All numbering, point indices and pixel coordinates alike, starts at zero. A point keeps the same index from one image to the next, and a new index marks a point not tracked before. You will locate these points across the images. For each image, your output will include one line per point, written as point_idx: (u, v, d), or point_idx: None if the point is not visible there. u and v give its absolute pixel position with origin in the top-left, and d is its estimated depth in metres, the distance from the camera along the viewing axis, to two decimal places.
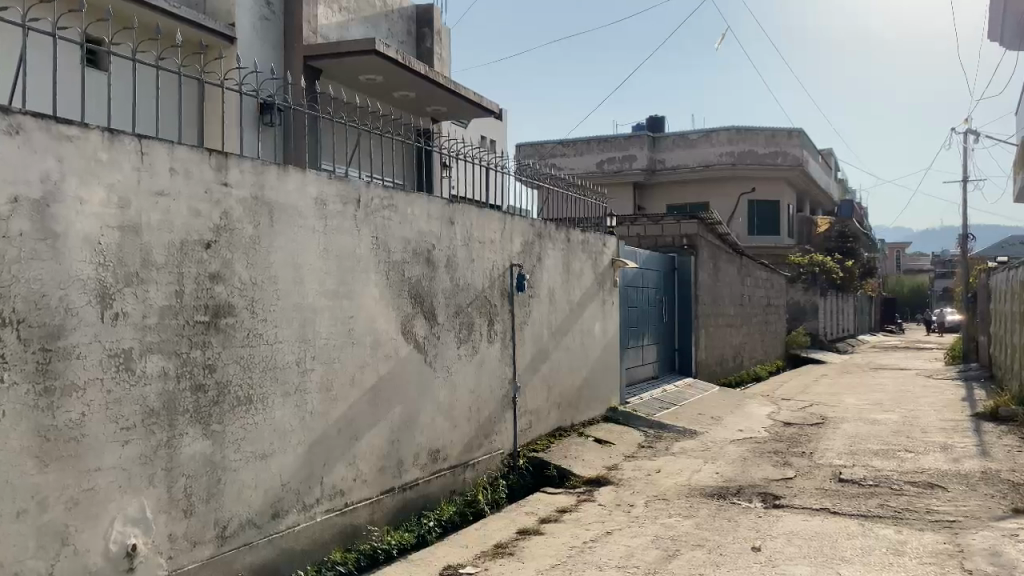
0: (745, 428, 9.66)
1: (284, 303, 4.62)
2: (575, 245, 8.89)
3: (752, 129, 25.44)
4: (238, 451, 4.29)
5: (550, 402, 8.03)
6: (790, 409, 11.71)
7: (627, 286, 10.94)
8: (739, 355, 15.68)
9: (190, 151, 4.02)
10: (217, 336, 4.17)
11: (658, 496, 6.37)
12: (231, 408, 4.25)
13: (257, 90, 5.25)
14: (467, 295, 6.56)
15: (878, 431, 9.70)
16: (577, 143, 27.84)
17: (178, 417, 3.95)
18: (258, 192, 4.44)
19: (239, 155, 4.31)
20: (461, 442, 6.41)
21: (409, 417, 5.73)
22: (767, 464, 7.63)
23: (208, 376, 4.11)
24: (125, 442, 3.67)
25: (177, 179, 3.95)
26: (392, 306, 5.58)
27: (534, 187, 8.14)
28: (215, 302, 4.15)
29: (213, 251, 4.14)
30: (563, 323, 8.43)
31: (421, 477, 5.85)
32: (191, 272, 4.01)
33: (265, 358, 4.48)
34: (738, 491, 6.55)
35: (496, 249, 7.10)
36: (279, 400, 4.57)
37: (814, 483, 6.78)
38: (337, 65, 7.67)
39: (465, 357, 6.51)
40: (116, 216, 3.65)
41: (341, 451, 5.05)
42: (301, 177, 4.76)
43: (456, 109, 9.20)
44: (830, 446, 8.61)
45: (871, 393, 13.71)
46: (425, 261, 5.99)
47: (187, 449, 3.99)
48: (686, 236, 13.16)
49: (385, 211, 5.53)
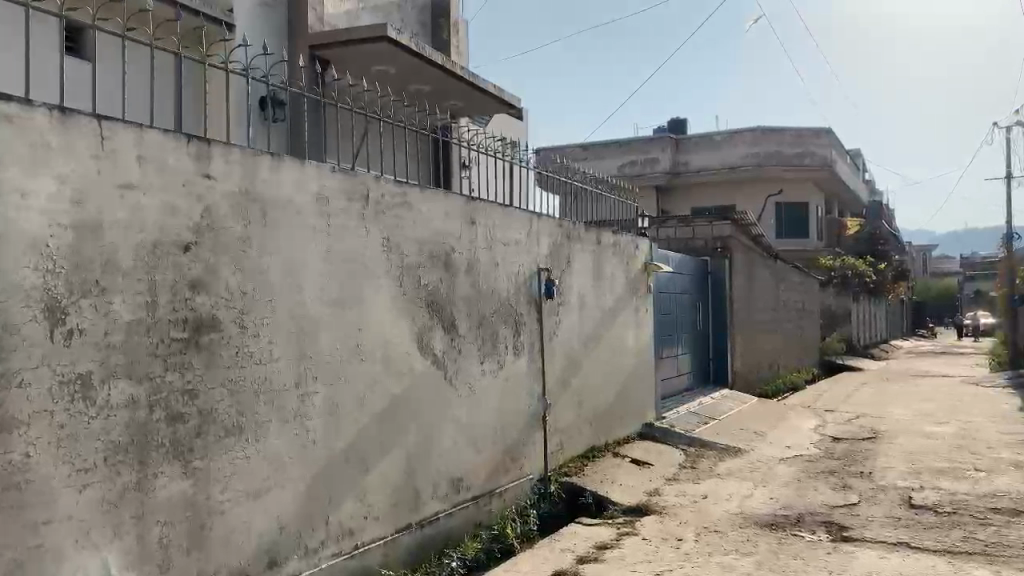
0: (793, 445, 8.91)
1: (280, 314, 3.97)
2: (606, 247, 8.21)
3: (779, 129, 24.61)
4: (226, 490, 3.64)
5: (582, 419, 7.34)
6: (836, 421, 10.93)
7: (660, 291, 10.26)
8: (774, 363, 14.92)
9: (162, 137, 3.37)
10: (199, 356, 3.52)
11: (708, 528, 5.67)
12: (218, 440, 3.60)
13: (267, 74, 4.48)
14: (489, 302, 5.89)
15: (937, 445, 8.91)
16: (598, 147, 27.17)
17: (151, 452, 3.29)
18: (248, 186, 3.78)
19: (225, 144, 3.67)
20: (486, 468, 5.73)
21: (426, 443, 5.07)
22: (823, 486, 6.89)
23: (187, 403, 3.46)
24: (82, 487, 3.02)
25: (148, 169, 3.30)
26: (406, 317, 4.92)
27: (560, 186, 7.48)
28: (196, 315, 3.51)
29: (194, 254, 3.50)
30: (594, 331, 7.75)
31: (443, 510, 5.20)
32: (165, 280, 3.37)
33: (258, 379, 3.83)
34: (799, 520, 5.83)
35: (522, 250, 6.43)
36: (276, 428, 3.93)
37: (883, 509, 6.05)
38: (347, 55, 7.07)
39: (489, 372, 5.84)
40: (70, 213, 3.00)
41: (350, 484, 4.40)
42: (298, 170, 4.11)
43: (476, 103, 8.58)
44: (889, 464, 7.84)
45: (919, 403, 12.89)
46: (443, 265, 5.33)
47: (165, 492, 3.34)
48: (719, 238, 12.48)
49: (397, 209, 4.88)
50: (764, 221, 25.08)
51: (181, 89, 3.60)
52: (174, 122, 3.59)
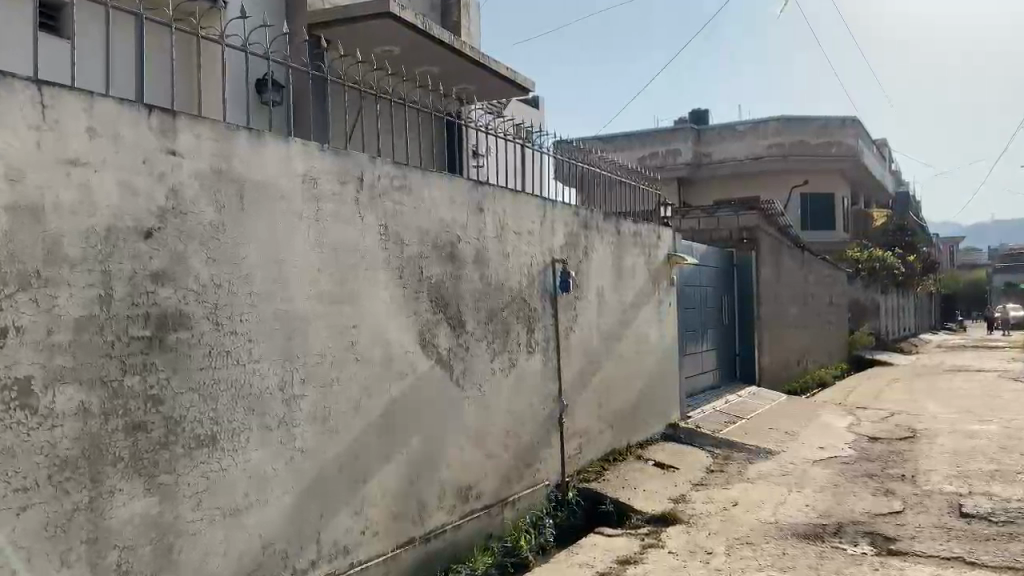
0: (826, 446, 8.41)
1: (261, 311, 3.54)
2: (627, 238, 7.73)
3: (804, 119, 23.93)
4: (198, 508, 3.22)
5: (602, 421, 6.89)
6: (871, 419, 10.39)
7: (683, 285, 9.79)
8: (802, 359, 14.38)
9: (117, 107, 2.96)
10: (163, 357, 3.11)
11: (740, 540, 5.21)
12: (188, 451, 3.19)
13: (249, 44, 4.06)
14: (500, 296, 5.45)
15: (982, 445, 8.36)
16: (617, 139, 26.59)
17: (106, 468, 2.88)
18: (222, 165, 3.36)
19: (193, 116, 3.25)
20: (498, 475, 5.30)
21: (431, 450, 4.64)
22: (863, 492, 6.39)
23: (150, 411, 3.05)
24: (22, 509, 2.61)
25: (100, 144, 2.89)
26: (407, 312, 4.50)
27: (577, 172, 7.02)
28: (160, 310, 3.09)
29: (157, 241, 3.09)
30: (615, 327, 7.29)
31: (449, 522, 4.77)
32: (122, 271, 2.95)
33: (236, 383, 3.41)
34: (838, 531, 5.35)
35: (535, 241, 5.99)
36: (256, 437, 3.51)
37: (932, 518, 5.55)
38: (349, 34, 6.63)
39: (500, 371, 5.40)
40: (4, 193, 2.59)
41: (344, 497, 3.97)
42: (282, 148, 3.68)
43: (488, 86, 8.14)
44: (932, 467, 7.31)
45: (958, 399, 12.28)
46: (448, 256, 4.89)
47: (124, 512, 2.93)
48: (745, 229, 12.10)
49: (397, 194, 4.45)
50: (789, 213, 24.43)
51: (143, 54, 3.18)
52: (137, 90, 3.17)
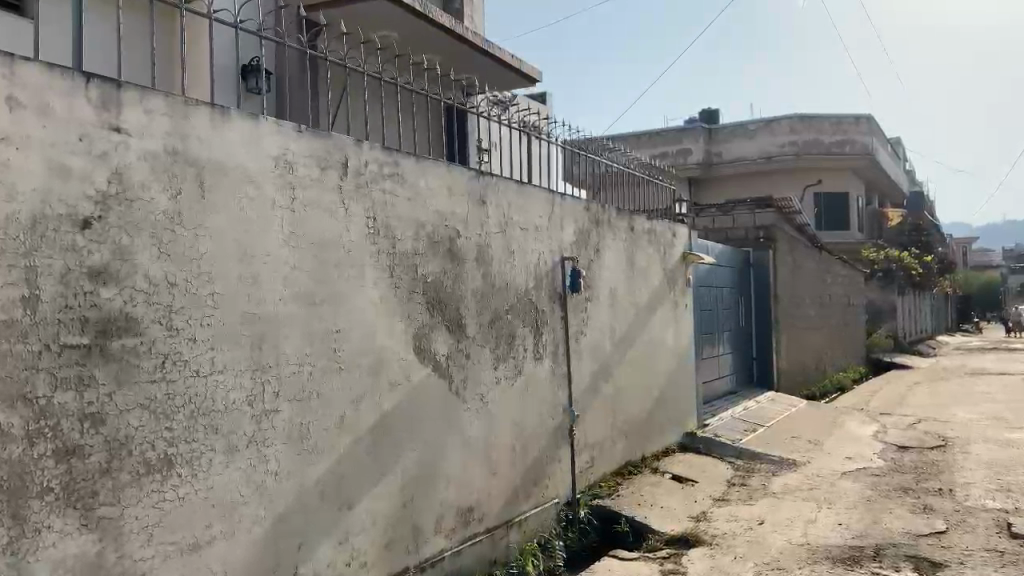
0: (853, 455, 7.92)
1: (226, 314, 3.08)
2: (640, 234, 7.25)
3: (818, 117, 23.46)
4: (148, 544, 2.76)
5: (615, 431, 6.42)
6: (897, 426, 9.88)
7: (699, 285, 9.31)
8: (820, 362, 13.86)
9: (45, 73, 2.50)
10: (105, 367, 2.65)
11: (770, 565, 4.71)
12: (135, 478, 2.72)
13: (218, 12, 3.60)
14: (504, 297, 4.98)
15: (1020, 455, 7.84)
16: (627, 138, 26.13)
17: (29, 500, 2.41)
18: (177, 145, 2.90)
19: (143, 88, 2.79)
20: (503, 494, 4.83)
21: (427, 467, 4.17)
22: (899, 508, 5.88)
23: (89, 432, 2.59)
24: None
25: (24, 116, 2.44)
26: (400, 315, 4.03)
27: (587, 164, 6.55)
28: (101, 314, 2.64)
29: (97, 233, 2.63)
30: (628, 330, 6.81)
31: (449, 548, 4.30)
32: (52, 267, 2.50)
33: (196, 399, 2.95)
34: (878, 554, 4.85)
35: (543, 237, 5.52)
36: (221, 460, 3.04)
37: (980, 539, 5.04)
38: (343, 16, 6.16)
39: (505, 379, 4.93)
40: None
41: (327, 524, 3.50)
42: (252, 128, 3.22)
43: (494, 73, 7.68)
44: (970, 479, 6.80)
45: (986, 404, 11.75)
46: (446, 253, 4.42)
47: (54, 553, 2.46)
48: (761, 227, 11.62)
49: (387, 185, 3.99)
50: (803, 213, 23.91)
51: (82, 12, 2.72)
52: (76, 55, 2.71)
